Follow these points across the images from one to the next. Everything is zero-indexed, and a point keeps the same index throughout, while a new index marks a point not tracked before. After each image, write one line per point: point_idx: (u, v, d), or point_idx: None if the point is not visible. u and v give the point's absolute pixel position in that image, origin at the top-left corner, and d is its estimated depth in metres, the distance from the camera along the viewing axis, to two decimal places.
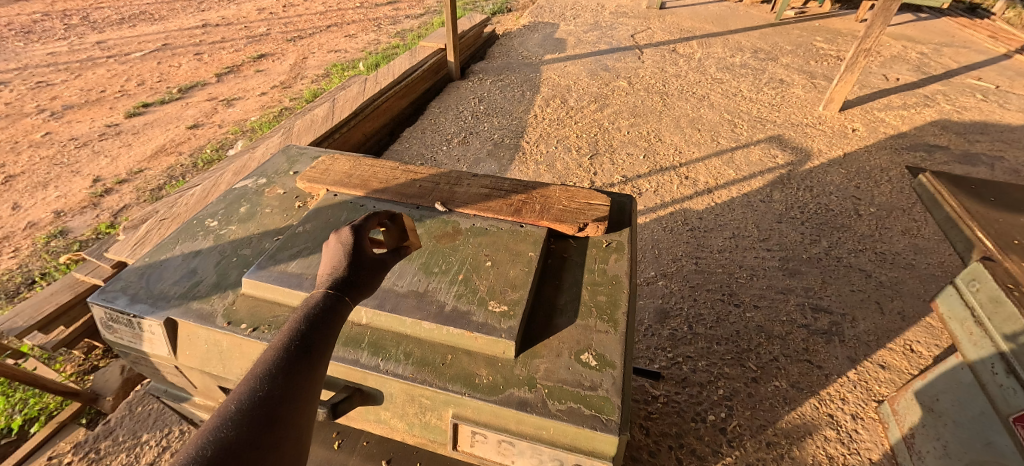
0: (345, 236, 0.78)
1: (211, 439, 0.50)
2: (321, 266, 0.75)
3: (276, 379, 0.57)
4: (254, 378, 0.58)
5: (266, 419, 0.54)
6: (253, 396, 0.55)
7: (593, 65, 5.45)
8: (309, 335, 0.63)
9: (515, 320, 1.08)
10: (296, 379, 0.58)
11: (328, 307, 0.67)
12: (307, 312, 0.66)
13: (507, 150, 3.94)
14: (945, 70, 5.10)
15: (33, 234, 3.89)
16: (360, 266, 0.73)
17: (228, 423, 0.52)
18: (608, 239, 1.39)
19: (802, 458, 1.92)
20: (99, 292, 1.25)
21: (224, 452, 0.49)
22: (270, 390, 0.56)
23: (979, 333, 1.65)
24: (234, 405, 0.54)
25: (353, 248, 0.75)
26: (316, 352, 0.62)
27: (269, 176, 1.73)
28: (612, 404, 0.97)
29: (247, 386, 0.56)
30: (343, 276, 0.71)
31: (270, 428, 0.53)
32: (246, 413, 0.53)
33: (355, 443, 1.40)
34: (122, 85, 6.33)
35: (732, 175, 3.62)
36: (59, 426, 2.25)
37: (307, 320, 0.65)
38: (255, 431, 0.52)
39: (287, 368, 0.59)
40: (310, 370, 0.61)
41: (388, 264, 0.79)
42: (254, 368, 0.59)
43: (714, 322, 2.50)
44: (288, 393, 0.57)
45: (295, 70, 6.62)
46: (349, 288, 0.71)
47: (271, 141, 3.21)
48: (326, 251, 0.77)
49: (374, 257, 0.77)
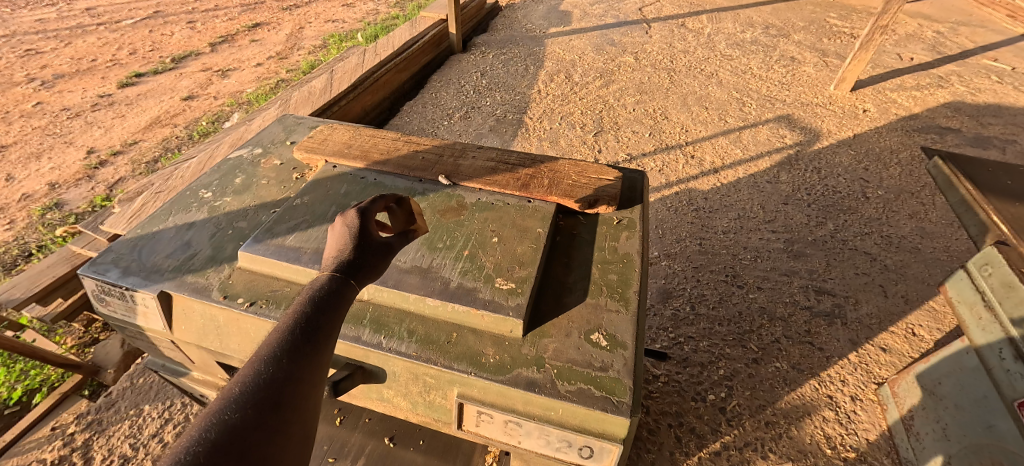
0: (350, 219, 0.73)
1: (215, 423, 0.47)
2: (326, 249, 0.70)
3: (281, 363, 0.54)
4: (258, 360, 0.54)
5: (270, 403, 0.50)
6: (257, 379, 0.51)
7: (599, 40, 5.32)
8: (316, 318, 0.59)
9: (523, 297, 1.05)
10: (301, 363, 0.55)
11: (335, 290, 0.63)
12: (314, 293, 0.62)
13: (510, 126, 3.87)
14: (960, 51, 4.99)
15: (28, 206, 3.83)
16: (367, 248, 0.69)
17: (230, 405, 0.49)
18: (620, 216, 1.35)
19: (800, 438, 1.92)
20: (90, 263, 1.21)
21: (228, 438, 0.46)
22: (275, 372, 0.53)
23: (988, 318, 1.63)
24: (237, 388, 0.51)
25: (360, 230, 0.71)
26: (321, 336, 0.59)
27: (265, 146, 1.67)
28: (624, 385, 0.95)
29: (251, 368, 0.53)
30: (348, 258, 0.67)
31: (275, 412, 0.50)
32: (251, 397, 0.50)
33: (357, 421, 1.39)
34: (114, 54, 6.17)
35: (739, 154, 3.57)
36: (61, 396, 2.19)
37: (312, 302, 0.61)
38: (260, 415, 0.48)
39: (291, 351, 0.55)
40: (316, 354, 0.57)
41: (395, 247, 0.74)
42: (257, 350, 0.55)
43: (716, 302, 2.48)
44: (293, 377, 0.53)
45: (291, 40, 6.45)
46: (356, 270, 0.67)
47: (268, 113, 3.12)
48: (331, 234, 0.73)
49: (381, 240, 0.72)
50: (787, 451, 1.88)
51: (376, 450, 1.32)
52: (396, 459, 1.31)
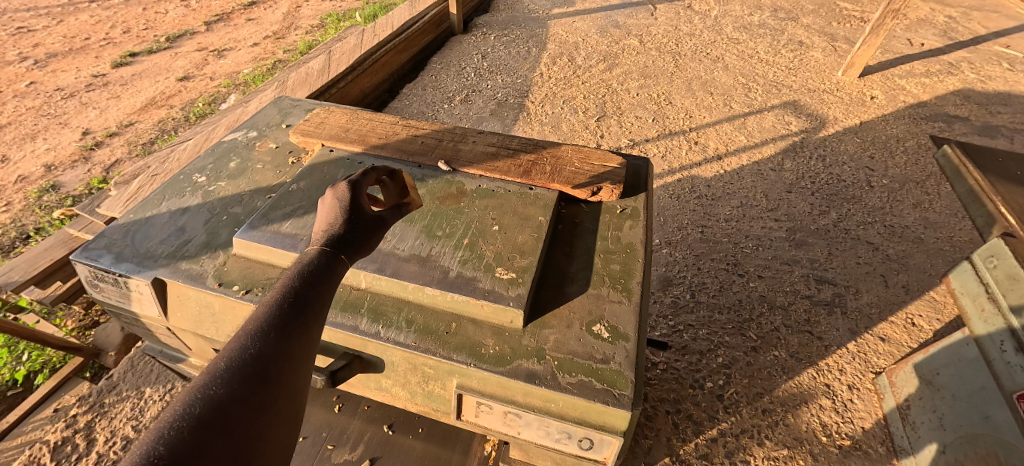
0: (341, 191, 0.74)
1: (200, 397, 0.45)
2: (316, 221, 0.71)
3: (269, 338, 0.53)
4: (244, 335, 0.53)
5: (259, 377, 0.49)
6: (243, 353, 0.51)
7: (603, 22, 5.22)
8: (303, 293, 0.59)
9: (523, 287, 1.03)
10: (289, 338, 0.54)
11: (324, 265, 0.63)
12: (304, 267, 0.62)
13: (511, 109, 3.82)
14: (972, 37, 4.90)
15: (25, 188, 3.79)
16: (357, 223, 0.69)
17: (216, 378, 0.48)
18: (623, 205, 1.33)
19: (796, 425, 1.93)
20: (83, 249, 1.19)
21: (215, 412, 0.44)
22: (262, 347, 0.52)
23: (991, 310, 1.63)
24: (223, 362, 0.50)
25: (351, 204, 0.71)
26: (309, 311, 0.58)
27: (260, 129, 1.64)
28: (625, 378, 0.94)
29: (237, 343, 0.52)
30: (338, 234, 0.67)
31: (263, 386, 0.49)
32: (238, 370, 0.49)
33: (356, 407, 1.39)
34: (107, 32, 6.06)
35: (743, 141, 3.53)
36: (65, 377, 2.26)
37: (302, 277, 0.60)
38: (249, 387, 0.48)
39: (279, 326, 0.55)
40: (303, 330, 0.57)
41: (386, 222, 0.75)
42: (243, 324, 0.54)
43: (717, 291, 2.48)
44: (281, 352, 0.53)
45: (289, 20, 6.33)
46: (347, 245, 0.67)
47: (265, 94, 3.07)
48: (321, 208, 0.72)
49: (372, 215, 0.73)
50: (783, 439, 1.89)
51: (375, 437, 1.33)
52: (395, 445, 1.31)
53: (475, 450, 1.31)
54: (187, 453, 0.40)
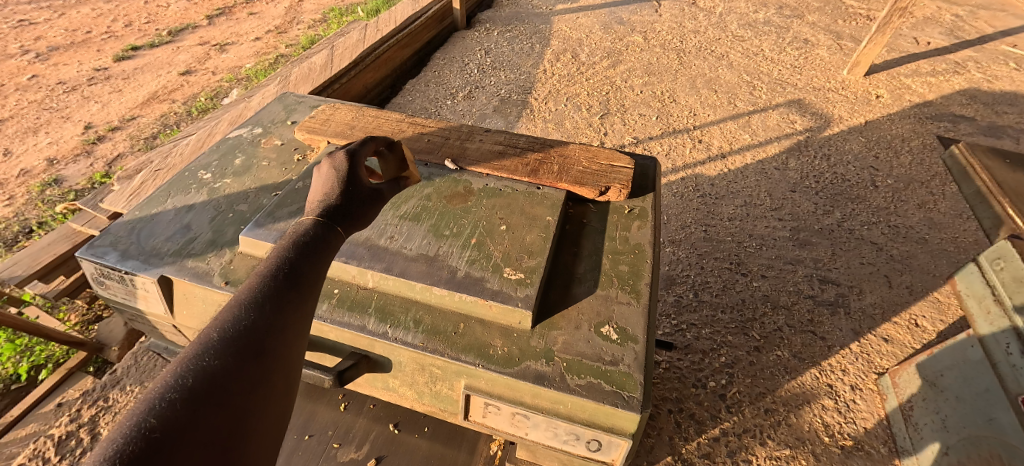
0: (338, 159, 0.81)
1: (193, 368, 0.47)
2: (312, 191, 0.76)
3: (263, 310, 0.55)
4: (237, 306, 0.56)
5: (253, 350, 0.52)
6: (238, 326, 0.53)
7: (607, 18, 5.20)
8: (297, 265, 0.62)
9: (531, 288, 1.03)
10: (283, 311, 0.57)
11: (319, 236, 0.67)
12: (298, 238, 0.66)
13: (514, 106, 3.80)
14: (978, 35, 4.87)
15: (27, 181, 3.78)
16: (353, 195, 0.75)
17: (208, 350, 0.50)
18: (631, 205, 1.32)
19: (799, 425, 1.93)
20: (88, 246, 1.19)
21: (207, 384, 0.46)
22: (256, 320, 0.54)
23: (997, 313, 1.63)
24: (215, 334, 0.52)
25: (348, 176, 0.77)
26: (304, 283, 0.61)
27: (265, 125, 1.63)
28: (634, 380, 0.93)
29: (230, 315, 0.54)
30: (335, 204, 0.73)
31: (258, 359, 0.51)
32: (232, 343, 0.51)
33: (362, 406, 1.39)
34: (108, 26, 6.03)
35: (748, 140, 3.52)
36: (68, 372, 2.25)
37: (297, 249, 0.64)
38: (243, 360, 0.50)
39: (273, 299, 0.57)
40: (297, 303, 0.59)
41: (380, 195, 0.80)
42: (237, 296, 0.57)
43: (720, 290, 2.47)
44: (274, 325, 0.55)
45: (291, 14, 6.30)
46: (342, 215, 0.72)
47: (268, 90, 3.06)
48: (319, 177, 0.78)
49: (368, 187, 0.79)
50: (785, 439, 1.89)
51: (380, 436, 1.33)
52: (401, 444, 1.31)
53: (481, 449, 1.31)
54: (180, 425, 0.42)
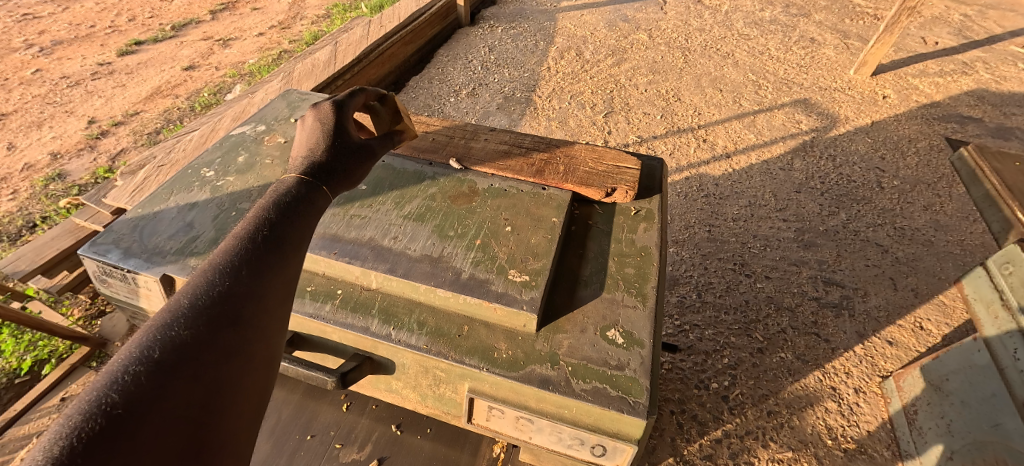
0: (324, 111, 0.84)
1: (161, 337, 0.49)
2: (298, 148, 0.79)
3: (239, 277, 0.57)
4: (214, 271, 0.57)
5: (228, 319, 0.53)
6: (211, 292, 0.54)
7: (612, 16, 5.17)
8: (278, 229, 0.63)
9: (537, 290, 1.02)
10: (262, 277, 0.58)
11: (303, 196, 0.69)
12: (281, 198, 0.67)
13: (518, 104, 3.79)
14: (988, 36, 4.83)
15: (31, 176, 3.78)
16: (339, 152, 0.78)
17: (178, 320, 0.51)
18: (637, 207, 1.31)
19: (801, 428, 1.93)
20: (90, 244, 1.19)
21: (177, 354, 0.48)
22: (232, 285, 0.56)
23: (1005, 317, 1.62)
24: (187, 301, 0.53)
25: (335, 135, 0.80)
26: (283, 248, 0.63)
27: (268, 123, 1.62)
28: (641, 385, 0.93)
29: (205, 281, 0.56)
30: (321, 163, 0.75)
31: (234, 328, 0.53)
32: (204, 311, 0.52)
33: (364, 406, 1.38)
34: (112, 20, 6.02)
35: (753, 139, 3.50)
36: (70, 367, 2.24)
37: (278, 212, 0.65)
38: (215, 332, 0.51)
39: (251, 265, 0.58)
40: (277, 267, 0.61)
41: (368, 153, 0.83)
42: (215, 259, 0.58)
43: (723, 290, 2.46)
44: (251, 292, 0.57)
45: (294, 9, 6.27)
46: (327, 173, 0.75)
47: (270, 86, 3.05)
48: (307, 134, 0.81)
49: (354, 145, 0.81)
50: (788, 441, 1.88)
51: (382, 437, 1.32)
52: (404, 445, 1.31)
53: (484, 451, 1.31)
54: (146, 397, 0.44)
